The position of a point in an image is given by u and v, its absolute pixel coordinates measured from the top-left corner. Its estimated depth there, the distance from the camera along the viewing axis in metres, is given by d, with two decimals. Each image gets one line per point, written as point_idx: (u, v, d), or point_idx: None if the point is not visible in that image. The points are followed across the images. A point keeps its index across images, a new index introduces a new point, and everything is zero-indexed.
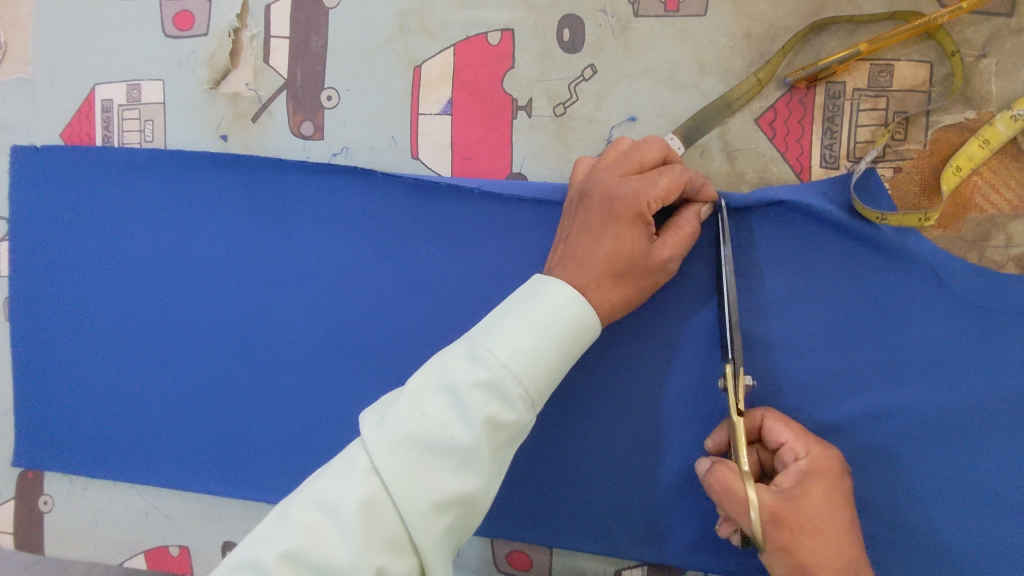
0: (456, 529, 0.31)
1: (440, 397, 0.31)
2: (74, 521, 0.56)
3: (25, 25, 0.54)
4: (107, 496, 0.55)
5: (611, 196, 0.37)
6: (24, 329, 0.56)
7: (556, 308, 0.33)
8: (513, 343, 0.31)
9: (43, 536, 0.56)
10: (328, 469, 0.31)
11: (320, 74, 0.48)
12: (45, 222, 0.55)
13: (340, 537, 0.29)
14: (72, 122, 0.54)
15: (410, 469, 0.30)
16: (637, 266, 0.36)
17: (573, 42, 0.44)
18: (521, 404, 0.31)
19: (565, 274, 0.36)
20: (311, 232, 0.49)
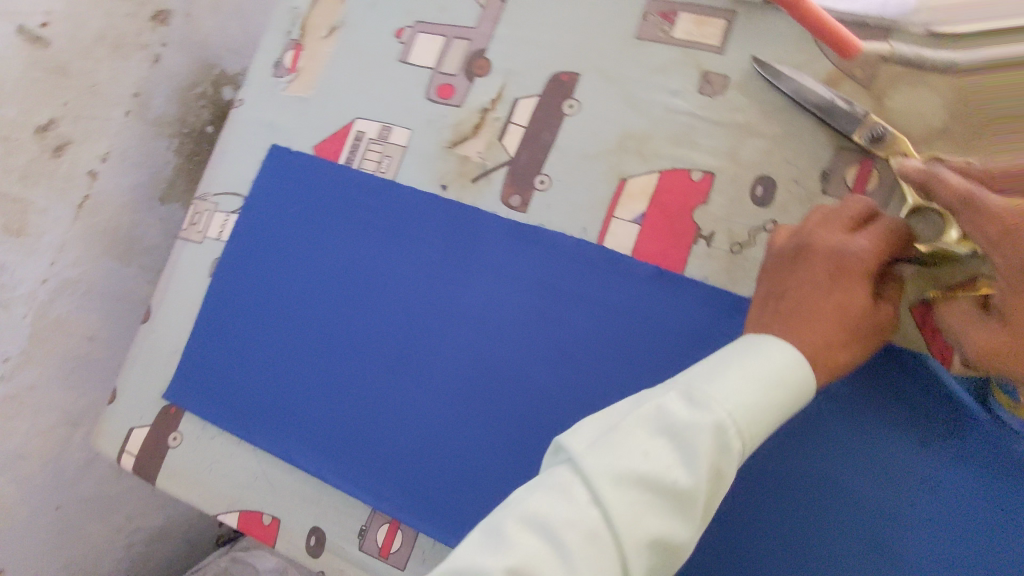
0: (660, 562, 0.34)
1: (659, 440, 0.35)
2: (193, 462, 0.63)
3: (320, 61, 0.68)
4: (228, 449, 0.62)
5: (840, 253, 0.42)
6: (222, 287, 0.66)
7: (778, 373, 0.38)
8: (736, 400, 0.36)
9: (163, 466, 0.64)
10: (538, 490, 0.35)
11: (540, 162, 0.58)
12: (274, 210, 0.66)
13: (561, 560, 0.32)
14: (326, 140, 0.66)
15: (633, 506, 0.33)
16: (865, 323, 0.42)
17: (763, 198, 0.52)
18: (738, 454, 0.35)
19: (799, 332, 0.41)
20: (489, 285, 0.58)
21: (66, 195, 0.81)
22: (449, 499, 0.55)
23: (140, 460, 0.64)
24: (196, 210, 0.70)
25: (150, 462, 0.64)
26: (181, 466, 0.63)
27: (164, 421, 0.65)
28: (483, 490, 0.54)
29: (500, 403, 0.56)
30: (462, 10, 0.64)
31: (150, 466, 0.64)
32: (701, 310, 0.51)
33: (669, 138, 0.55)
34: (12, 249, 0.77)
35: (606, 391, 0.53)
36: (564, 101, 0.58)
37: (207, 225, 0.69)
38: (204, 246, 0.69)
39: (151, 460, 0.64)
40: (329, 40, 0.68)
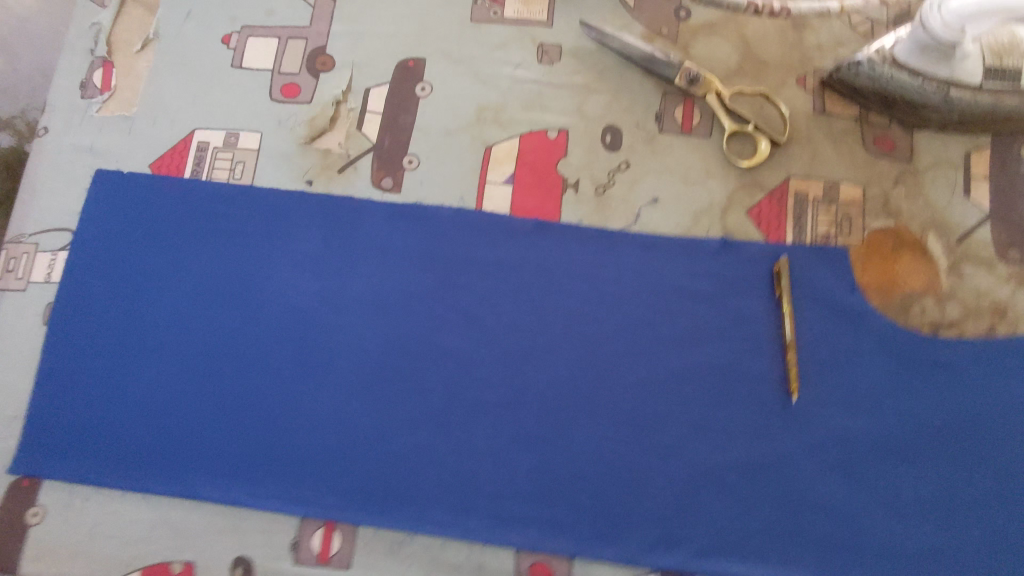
0: None
1: None
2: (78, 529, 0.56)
3: (138, 75, 0.63)
4: (115, 504, 0.56)
5: None
6: (63, 337, 0.58)
7: None
8: None
9: (27, 550, 0.55)
10: None
11: (405, 144, 0.60)
12: (112, 240, 0.60)
13: None
14: (165, 156, 0.61)
15: None
16: None
17: (614, 143, 0.58)
18: None
19: None
20: (379, 268, 0.58)
21: None
22: (384, 484, 0.55)
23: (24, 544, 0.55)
24: (7, 255, 0.60)
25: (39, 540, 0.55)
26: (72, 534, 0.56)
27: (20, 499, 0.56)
28: (419, 465, 0.55)
29: (418, 379, 0.56)
30: (292, 11, 0.64)
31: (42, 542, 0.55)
32: (586, 249, 0.57)
33: (522, 104, 0.60)
34: None
35: (516, 339, 0.56)
36: (416, 85, 0.61)
37: (28, 269, 0.60)
38: (30, 295, 0.59)
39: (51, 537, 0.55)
40: (145, 54, 0.63)
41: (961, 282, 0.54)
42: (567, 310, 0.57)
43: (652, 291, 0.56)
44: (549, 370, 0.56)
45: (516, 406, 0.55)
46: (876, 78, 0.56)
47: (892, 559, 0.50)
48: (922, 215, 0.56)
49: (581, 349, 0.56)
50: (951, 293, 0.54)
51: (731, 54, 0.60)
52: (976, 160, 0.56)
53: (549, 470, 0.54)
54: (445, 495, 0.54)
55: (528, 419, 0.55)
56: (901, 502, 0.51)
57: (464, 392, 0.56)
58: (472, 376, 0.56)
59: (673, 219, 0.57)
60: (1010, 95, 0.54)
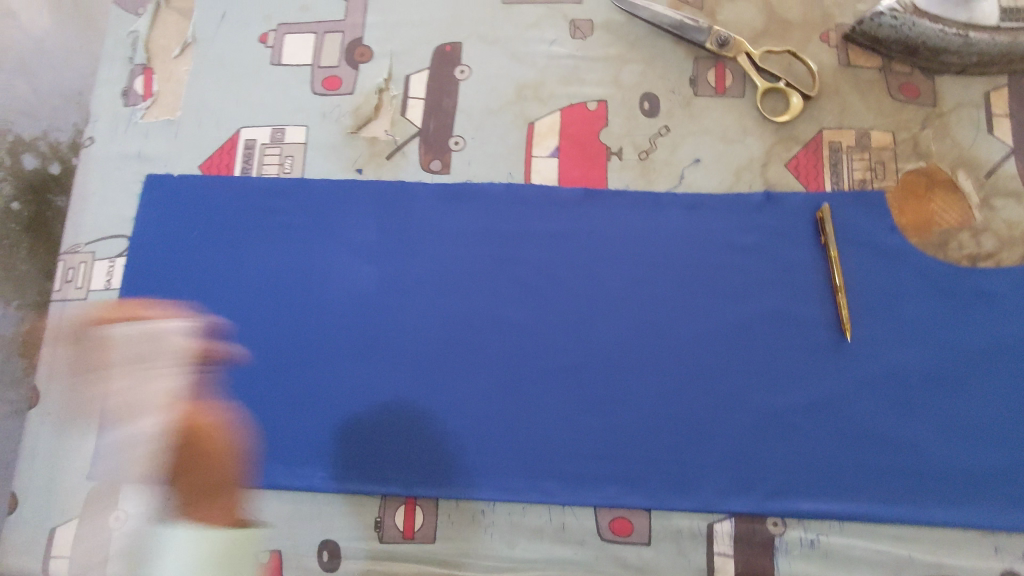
0: None
1: None
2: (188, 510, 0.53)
3: (179, 80, 0.64)
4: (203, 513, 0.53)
5: None
6: (127, 339, 0.58)
7: None
8: None
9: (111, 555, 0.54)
10: None
11: (449, 127, 0.61)
12: (168, 241, 0.60)
13: None
14: (213, 155, 0.62)
15: None
16: None
17: (652, 110, 0.61)
18: None
19: None
20: (436, 247, 0.59)
21: None
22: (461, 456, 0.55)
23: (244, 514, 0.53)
24: (65, 265, 0.60)
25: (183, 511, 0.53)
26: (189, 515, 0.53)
27: (97, 507, 0.56)
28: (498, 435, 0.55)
29: (486, 351, 0.57)
30: (325, 6, 0.65)
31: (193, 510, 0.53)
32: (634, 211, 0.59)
33: (560, 79, 0.62)
34: None
35: (579, 305, 0.58)
36: (455, 69, 0.63)
37: (88, 277, 0.60)
38: (91, 303, 0.60)
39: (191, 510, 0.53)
40: (184, 58, 0.64)
41: (994, 214, 0.57)
42: (624, 273, 0.58)
43: (703, 247, 0.58)
44: (612, 330, 0.57)
45: (583, 369, 0.56)
46: (898, 28, 0.59)
47: (958, 483, 0.52)
48: (950, 154, 0.58)
49: (643, 308, 0.57)
50: (986, 226, 0.56)
51: (755, 18, 0.63)
52: (995, 99, 0.59)
53: (624, 429, 0.55)
54: (519, 461, 0.55)
55: (597, 381, 0.56)
56: (963, 425, 0.53)
57: (531, 360, 0.57)
58: (539, 343, 0.57)
59: (716, 177, 0.59)
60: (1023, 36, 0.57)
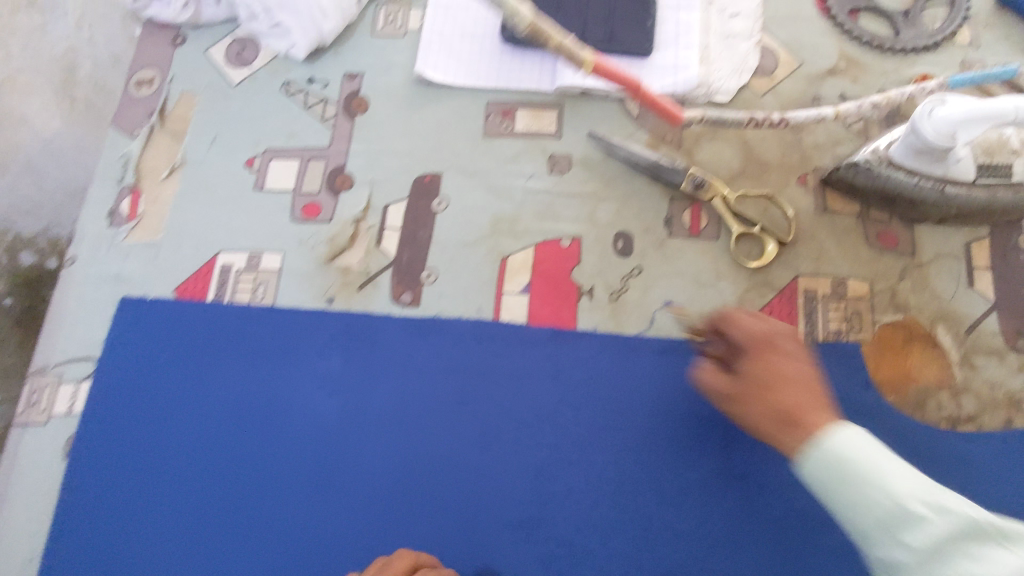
0: None
1: None
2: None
3: (165, 202, 0.65)
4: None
5: None
6: (84, 464, 0.59)
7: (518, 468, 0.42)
8: None
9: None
10: None
11: (423, 258, 0.62)
12: (138, 365, 0.61)
13: None
14: (189, 280, 0.63)
15: None
16: None
17: (625, 249, 0.60)
18: None
19: None
20: (397, 383, 0.60)
21: None
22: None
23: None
24: (32, 386, 0.61)
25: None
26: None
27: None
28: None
29: (441, 496, 0.57)
30: (311, 133, 0.67)
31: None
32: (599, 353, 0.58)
33: (534, 214, 0.62)
34: None
35: (538, 449, 0.57)
36: (432, 200, 0.64)
37: (52, 401, 0.60)
38: (54, 427, 0.60)
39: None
40: (171, 181, 0.66)
41: (974, 374, 0.55)
42: (586, 418, 0.57)
43: (667, 394, 0.57)
44: (568, 479, 0.56)
45: (538, 521, 0.55)
46: (873, 179, 0.57)
47: None
48: (930, 307, 0.57)
49: (602, 456, 0.56)
50: (965, 386, 0.55)
51: (734, 158, 0.62)
52: (976, 251, 0.58)
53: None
54: None
55: (553, 532, 0.55)
56: None
57: (486, 505, 0.56)
58: (494, 488, 0.56)
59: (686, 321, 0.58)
60: (1003, 191, 0.55)
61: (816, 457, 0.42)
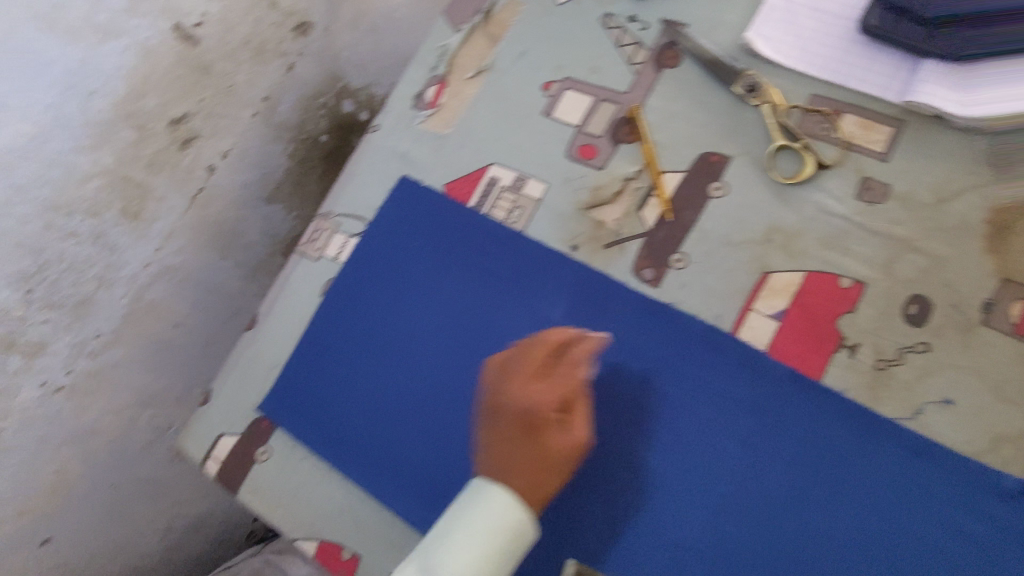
0: None
1: None
2: (498, 467, 0.53)
3: (463, 101, 0.68)
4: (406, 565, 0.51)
5: None
6: (328, 308, 0.66)
7: (482, 516, 0.50)
8: None
9: (246, 481, 0.64)
10: None
11: (679, 240, 0.57)
12: (392, 238, 0.66)
13: None
14: (460, 179, 0.66)
15: None
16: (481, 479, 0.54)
17: (917, 317, 0.50)
18: None
19: None
20: (607, 352, 0.56)
21: (185, 185, 0.85)
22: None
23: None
24: (315, 226, 0.69)
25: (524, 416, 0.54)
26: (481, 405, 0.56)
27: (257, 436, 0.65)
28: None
29: (609, 484, 0.53)
30: (615, 74, 0.64)
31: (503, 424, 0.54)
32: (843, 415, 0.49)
33: (820, 238, 0.54)
34: (125, 232, 0.82)
35: (731, 500, 0.50)
36: (710, 183, 0.58)
37: (326, 243, 0.68)
38: (319, 265, 0.68)
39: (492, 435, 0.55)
40: (475, 82, 0.69)
41: None
42: (795, 488, 0.49)
43: (910, 498, 0.47)
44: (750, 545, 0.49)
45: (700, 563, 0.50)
46: None
47: None
48: None
49: (796, 538, 0.48)
50: None
51: None
52: None
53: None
54: None
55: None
56: None
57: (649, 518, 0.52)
58: (666, 512, 0.51)
59: (964, 433, 0.47)
60: None
61: None
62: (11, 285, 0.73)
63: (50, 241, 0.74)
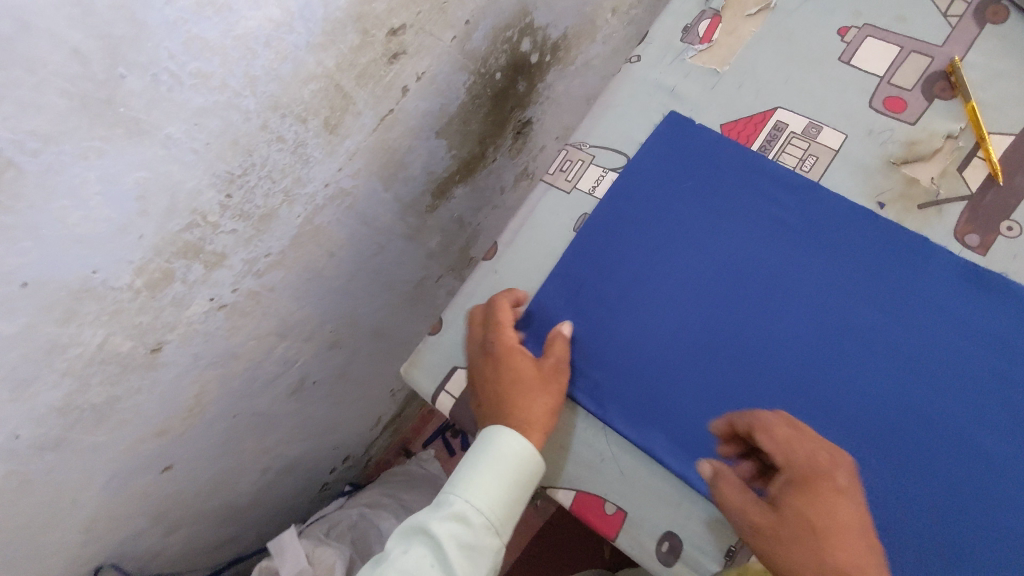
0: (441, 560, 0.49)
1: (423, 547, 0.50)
2: (500, 409, 0.56)
3: (742, 38, 0.64)
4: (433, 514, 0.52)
5: None
6: (584, 244, 0.61)
7: (506, 450, 0.53)
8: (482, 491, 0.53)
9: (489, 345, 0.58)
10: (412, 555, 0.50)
11: (1010, 207, 0.54)
12: (660, 176, 0.61)
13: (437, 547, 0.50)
14: (740, 121, 0.61)
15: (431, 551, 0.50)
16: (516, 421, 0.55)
17: None
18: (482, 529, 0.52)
19: None
20: (927, 319, 0.53)
21: (379, 103, 0.79)
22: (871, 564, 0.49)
23: (777, 495, 0.49)
24: (565, 156, 0.66)
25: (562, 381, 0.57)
26: (487, 355, 0.57)
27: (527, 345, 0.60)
28: (907, 561, 0.48)
29: (936, 463, 0.50)
30: (927, 22, 0.59)
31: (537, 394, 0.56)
32: None
33: None
34: (320, 145, 0.75)
35: None
36: None
37: (579, 175, 0.65)
38: (571, 197, 0.64)
39: (496, 381, 0.57)
40: (757, 19, 0.64)
41: None
42: None
43: None
44: None
45: None
46: None
47: None
48: None
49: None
50: None
51: None
52: None
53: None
54: None
55: None
56: None
57: (982, 497, 0.49)
58: (1007, 499, 0.48)
59: None
60: None
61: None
62: (215, 185, 0.67)
63: (259, 143, 0.68)
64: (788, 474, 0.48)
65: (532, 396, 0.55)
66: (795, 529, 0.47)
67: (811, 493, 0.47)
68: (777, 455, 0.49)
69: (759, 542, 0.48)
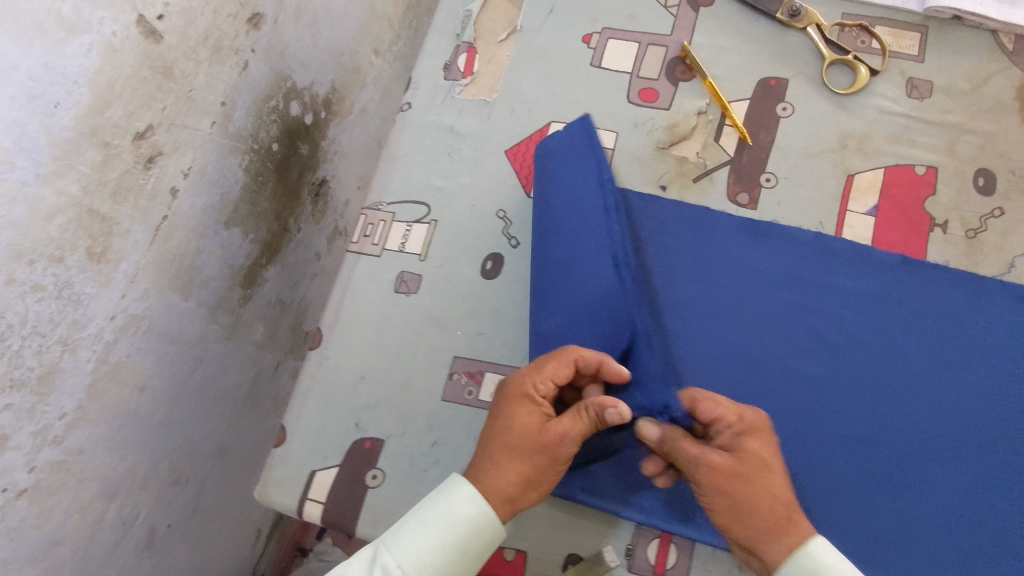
0: None
1: None
2: (479, 452, 0.46)
3: (500, 64, 0.66)
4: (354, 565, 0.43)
5: None
6: (409, 300, 0.60)
7: (456, 510, 0.43)
8: (417, 554, 0.42)
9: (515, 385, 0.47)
10: None
11: (764, 161, 0.61)
12: (463, 214, 0.62)
13: None
14: (521, 143, 0.63)
15: None
16: (484, 473, 0.45)
17: (987, 187, 0.58)
18: None
19: None
20: (730, 276, 0.58)
21: (149, 214, 0.71)
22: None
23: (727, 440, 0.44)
24: (366, 221, 0.63)
25: (553, 457, 0.45)
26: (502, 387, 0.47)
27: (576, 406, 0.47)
28: None
29: (768, 399, 0.54)
30: (654, 18, 0.66)
31: (516, 454, 0.44)
32: (953, 276, 0.56)
33: (888, 136, 0.60)
34: (90, 279, 0.66)
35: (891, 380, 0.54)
36: (775, 104, 0.62)
37: (384, 236, 0.62)
38: (383, 260, 0.61)
39: (494, 421, 0.47)
40: (508, 44, 0.67)
41: None
42: (937, 357, 0.55)
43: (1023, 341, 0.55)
44: (919, 414, 0.54)
45: (877, 443, 0.53)
46: None
47: None
48: None
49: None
50: None
51: None
52: None
53: (930, 522, 0.51)
54: None
55: (890, 455, 0.53)
56: None
57: (817, 418, 0.54)
58: (836, 411, 0.54)
59: None
60: None
61: (798, 556, 0.41)
62: None
63: (12, 300, 0.58)
64: (740, 423, 0.44)
65: (506, 453, 0.45)
66: (750, 469, 0.43)
67: (763, 438, 0.44)
68: (731, 414, 0.45)
69: (715, 485, 0.43)
